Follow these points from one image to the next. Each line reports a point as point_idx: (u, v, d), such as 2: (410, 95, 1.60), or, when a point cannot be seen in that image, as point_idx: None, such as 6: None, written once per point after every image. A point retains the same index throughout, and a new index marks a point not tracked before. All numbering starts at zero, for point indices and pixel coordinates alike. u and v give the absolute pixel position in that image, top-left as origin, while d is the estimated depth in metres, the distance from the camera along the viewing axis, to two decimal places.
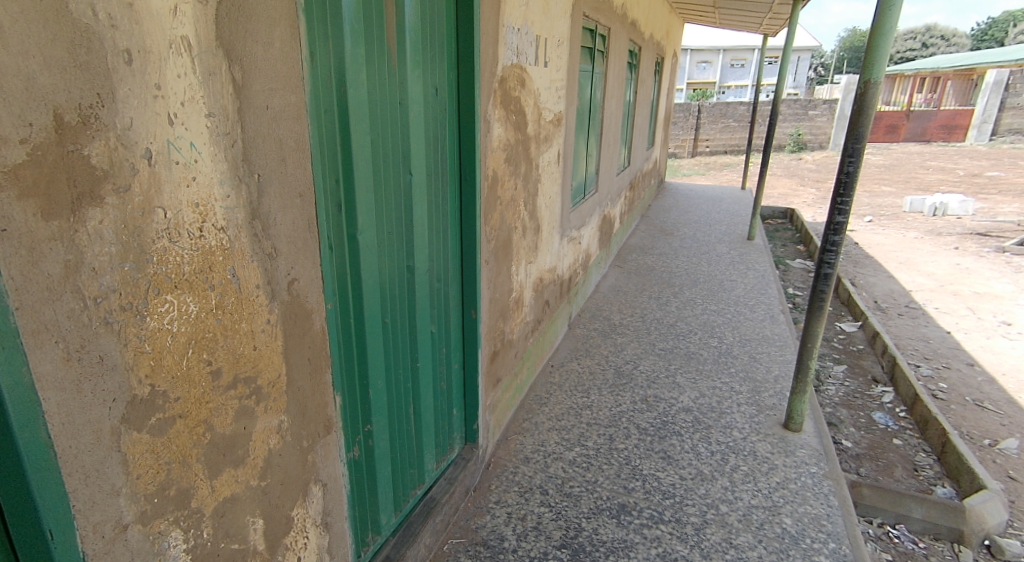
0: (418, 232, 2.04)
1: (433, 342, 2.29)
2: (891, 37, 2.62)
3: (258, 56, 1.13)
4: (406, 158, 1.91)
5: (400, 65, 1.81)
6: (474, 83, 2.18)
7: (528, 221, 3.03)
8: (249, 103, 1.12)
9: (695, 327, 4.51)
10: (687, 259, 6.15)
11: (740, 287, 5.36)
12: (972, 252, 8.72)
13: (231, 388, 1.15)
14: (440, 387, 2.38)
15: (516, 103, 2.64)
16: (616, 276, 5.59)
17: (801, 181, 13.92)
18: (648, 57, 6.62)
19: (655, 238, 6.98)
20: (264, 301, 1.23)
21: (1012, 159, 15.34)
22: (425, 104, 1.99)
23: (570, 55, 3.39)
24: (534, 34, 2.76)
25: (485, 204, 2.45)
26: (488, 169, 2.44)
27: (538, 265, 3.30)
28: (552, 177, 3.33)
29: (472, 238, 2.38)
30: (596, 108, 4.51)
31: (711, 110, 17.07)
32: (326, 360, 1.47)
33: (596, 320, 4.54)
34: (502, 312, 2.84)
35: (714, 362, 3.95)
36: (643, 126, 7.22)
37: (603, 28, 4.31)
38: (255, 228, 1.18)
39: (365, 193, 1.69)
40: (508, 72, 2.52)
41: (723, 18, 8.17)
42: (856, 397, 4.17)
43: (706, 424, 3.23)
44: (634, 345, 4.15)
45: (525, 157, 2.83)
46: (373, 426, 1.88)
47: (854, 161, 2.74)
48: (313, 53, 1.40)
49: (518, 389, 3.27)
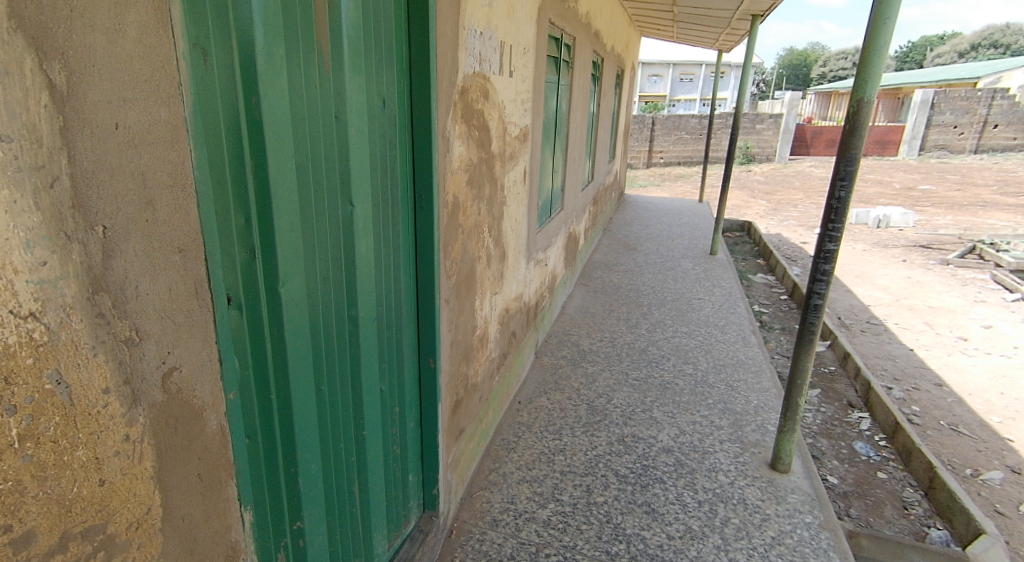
0: (364, 275, 1.66)
1: (382, 403, 1.88)
2: (886, 52, 2.21)
3: (97, 50, 0.74)
4: (347, 186, 1.54)
5: (335, 68, 1.44)
6: (429, 92, 1.81)
7: (492, 247, 2.62)
8: (83, 121, 0.74)
9: (668, 352, 3.96)
10: (653, 276, 5.75)
11: (709, 307, 4.85)
12: (919, 264, 8.87)
13: (55, 551, 0.76)
14: (392, 454, 1.97)
15: (479, 117, 2.27)
16: (583, 297, 5.05)
17: (752, 193, 14.01)
18: (609, 69, 6.39)
19: (618, 253, 6.66)
20: (120, 410, 0.83)
21: (941, 172, 16.02)
22: (370, 117, 1.62)
23: (535, 63, 3.07)
24: (498, 38, 2.41)
25: (445, 233, 2.05)
26: (448, 194, 2.04)
27: (502, 295, 2.89)
28: (517, 198, 2.96)
29: (430, 274, 1.97)
30: (561, 120, 4.19)
31: (664, 123, 17.08)
32: (224, 469, 1.07)
33: (564, 346, 4.00)
34: (466, 353, 2.42)
35: (691, 393, 3.40)
36: (605, 139, 6.97)
37: (567, 37, 4.01)
38: (99, 304, 0.79)
39: (288, 230, 1.32)
40: (469, 81, 2.15)
41: (680, 31, 8.07)
42: (834, 425, 3.88)
43: (690, 468, 2.73)
44: (605, 375, 3.61)
45: (488, 177, 2.44)
46: (304, 520, 1.49)
47: (847, 186, 2.32)
48: (202, 56, 1.03)
49: (482, 434, 2.80)
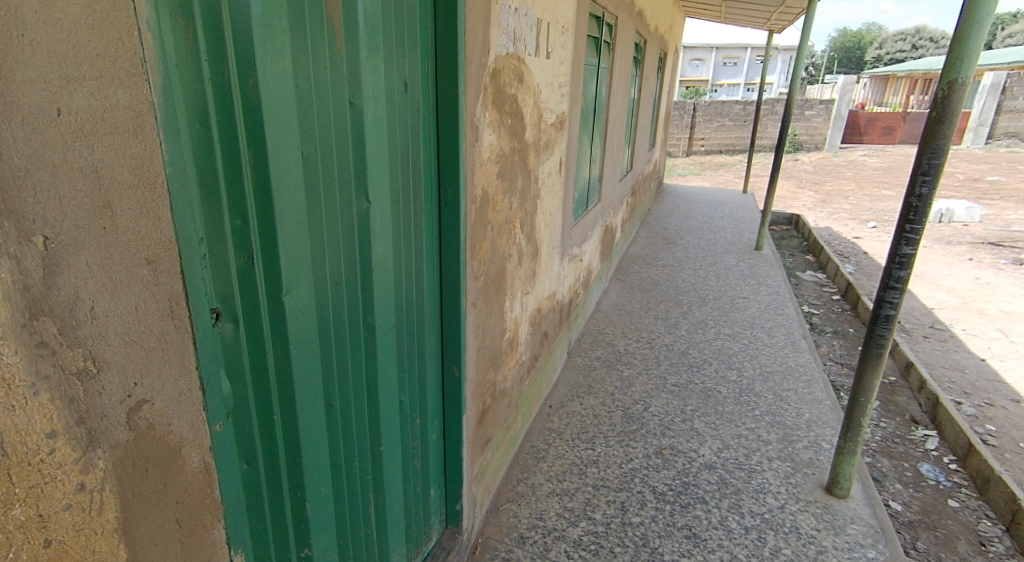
0: (380, 278, 1.51)
1: (402, 415, 1.72)
2: (987, 27, 1.93)
3: (28, 16, 0.60)
4: (363, 181, 1.38)
5: (348, 48, 1.28)
6: (456, 75, 1.63)
7: (525, 245, 2.42)
8: (12, 103, 0.59)
9: (710, 355, 3.71)
10: (694, 271, 5.45)
11: (755, 307, 4.56)
12: (989, 264, 8.26)
13: None
14: (413, 468, 1.83)
15: (512, 104, 2.07)
16: (619, 291, 4.83)
17: (800, 184, 13.37)
18: (652, 52, 6.08)
19: (657, 246, 6.36)
20: (72, 455, 0.69)
21: (1011, 163, 14.97)
22: (390, 103, 1.45)
23: (574, 45, 2.85)
24: (534, 16, 2.21)
25: (473, 231, 1.87)
26: (477, 188, 1.86)
27: (536, 294, 2.68)
28: (552, 191, 2.74)
29: (454, 276, 1.80)
30: (601, 106, 3.96)
31: (706, 109, 16.49)
32: (207, 508, 0.93)
33: (599, 346, 3.78)
34: (493, 359, 2.23)
35: (735, 403, 3.16)
36: (645, 126, 6.66)
37: (610, 17, 3.76)
38: (42, 332, 0.65)
39: (291, 231, 1.18)
40: (502, 64, 1.96)
41: (728, 11, 7.66)
42: (896, 443, 3.59)
43: (735, 489, 2.51)
44: (642, 379, 3.39)
45: (521, 169, 2.23)
46: (313, 548, 1.36)
47: (929, 181, 2.05)
48: (177, 32, 0.89)
49: (511, 441, 2.64)
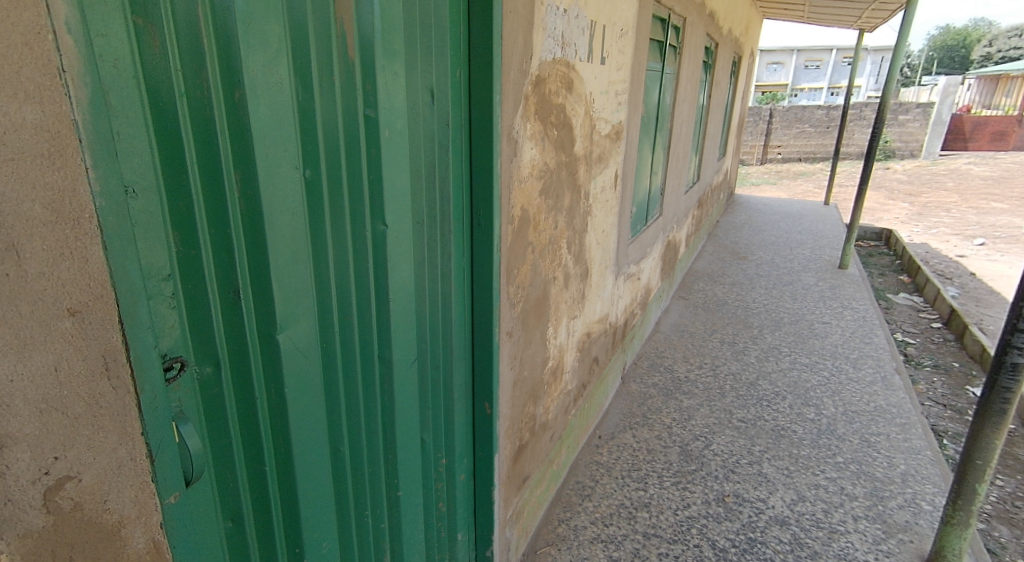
0: (399, 309, 1.35)
1: (424, 456, 1.56)
2: None
3: None
4: (377, 202, 1.23)
5: (361, 55, 1.14)
6: (491, 82, 1.46)
7: (573, 266, 2.21)
8: None
9: (783, 388, 3.34)
10: (767, 291, 5.03)
11: (837, 334, 4.12)
12: None
13: None
14: (436, 512, 1.66)
15: (559, 114, 1.89)
16: (680, 310, 4.51)
17: (892, 194, 12.33)
18: (725, 54, 5.71)
19: (726, 261, 5.95)
20: None
21: None
22: (411, 114, 1.30)
23: (635, 49, 2.63)
24: (587, 17, 2.02)
25: (510, 255, 1.69)
26: (515, 208, 1.68)
27: (584, 318, 2.47)
28: (606, 207, 2.52)
29: (487, 305, 1.62)
30: (665, 113, 3.69)
31: (784, 115, 15.61)
32: None
33: (657, 371, 3.50)
34: (533, 391, 2.04)
35: (813, 447, 2.80)
36: (715, 134, 6.27)
37: (677, 19, 3.49)
38: None
39: (289, 261, 1.04)
40: (547, 70, 1.78)
41: (812, 10, 7.13)
42: (1017, 507, 3.08)
43: (811, 550, 2.18)
44: (704, 412, 3.08)
45: (569, 185, 2.04)
46: None
47: None
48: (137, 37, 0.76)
49: (554, 476, 2.43)
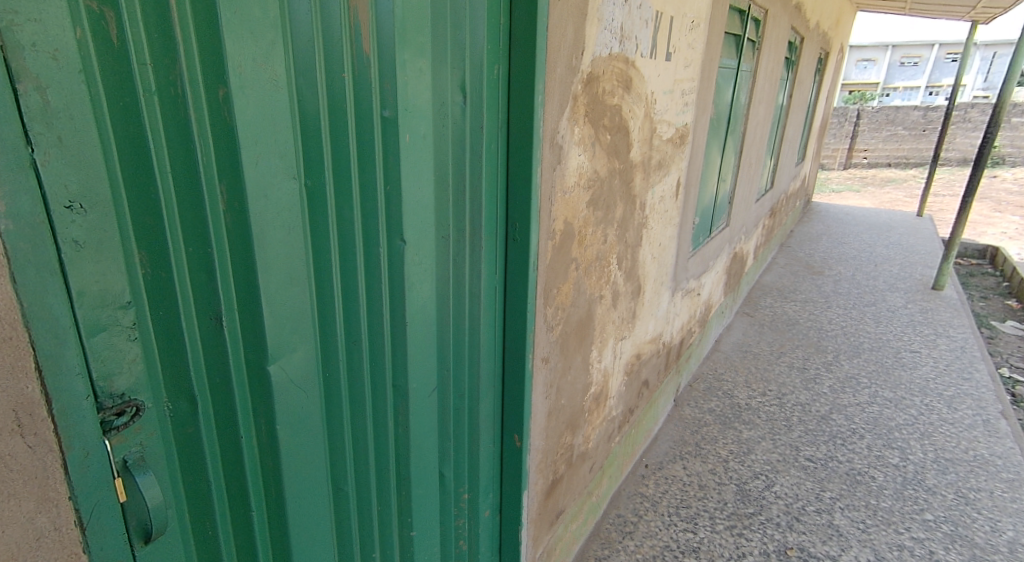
0: (418, 335, 1.21)
1: (442, 491, 1.42)
2: None
3: None
4: (394, 216, 1.09)
5: (378, 47, 0.99)
6: (534, 81, 1.28)
7: (623, 284, 2.01)
8: None
9: (861, 425, 2.99)
10: (845, 311, 4.59)
11: (928, 366, 3.68)
12: None
13: None
14: (455, 550, 1.52)
15: (612, 117, 1.69)
16: (744, 328, 4.17)
17: (1000, 206, 11.14)
18: (811, 50, 5.24)
19: (800, 276, 5.50)
20: None
21: None
22: (437, 116, 1.15)
23: (707, 44, 2.38)
24: (653, 8, 1.81)
25: (550, 274, 1.52)
26: (557, 224, 1.50)
27: (634, 340, 2.26)
28: (664, 218, 2.30)
29: (521, 329, 1.46)
30: (738, 115, 3.38)
31: (874, 116, 14.48)
32: None
33: (714, 396, 3.22)
34: (571, 421, 1.86)
35: (895, 498, 2.46)
36: (794, 137, 5.80)
37: (758, 11, 3.18)
38: None
39: (285, 284, 0.91)
40: (601, 67, 1.59)
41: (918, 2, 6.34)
42: None
43: None
44: (766, 445, 2.79)
45: (621, 196, 1.84)
46: None
47: None
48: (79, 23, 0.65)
49: (593, 509, 2.23)
